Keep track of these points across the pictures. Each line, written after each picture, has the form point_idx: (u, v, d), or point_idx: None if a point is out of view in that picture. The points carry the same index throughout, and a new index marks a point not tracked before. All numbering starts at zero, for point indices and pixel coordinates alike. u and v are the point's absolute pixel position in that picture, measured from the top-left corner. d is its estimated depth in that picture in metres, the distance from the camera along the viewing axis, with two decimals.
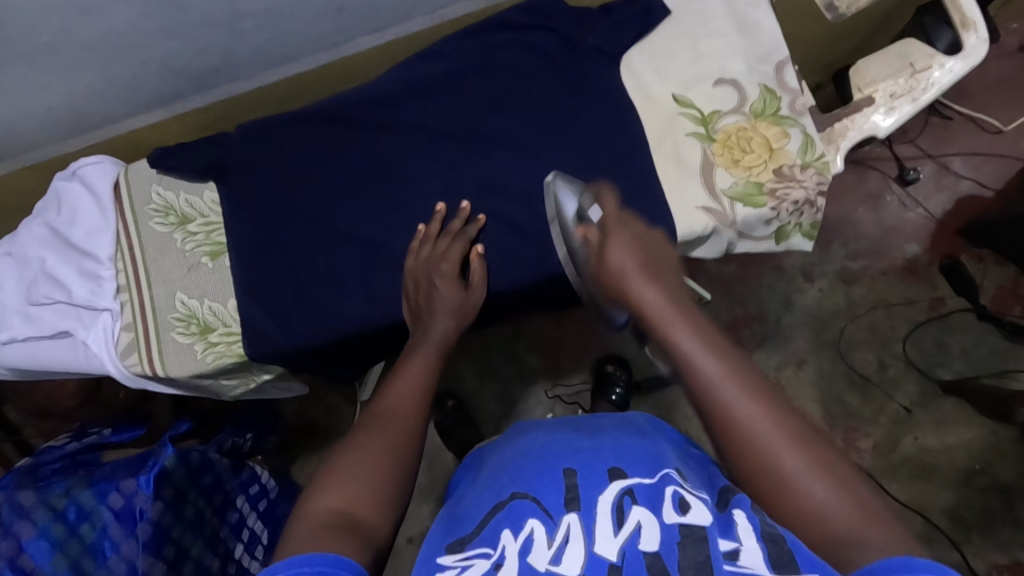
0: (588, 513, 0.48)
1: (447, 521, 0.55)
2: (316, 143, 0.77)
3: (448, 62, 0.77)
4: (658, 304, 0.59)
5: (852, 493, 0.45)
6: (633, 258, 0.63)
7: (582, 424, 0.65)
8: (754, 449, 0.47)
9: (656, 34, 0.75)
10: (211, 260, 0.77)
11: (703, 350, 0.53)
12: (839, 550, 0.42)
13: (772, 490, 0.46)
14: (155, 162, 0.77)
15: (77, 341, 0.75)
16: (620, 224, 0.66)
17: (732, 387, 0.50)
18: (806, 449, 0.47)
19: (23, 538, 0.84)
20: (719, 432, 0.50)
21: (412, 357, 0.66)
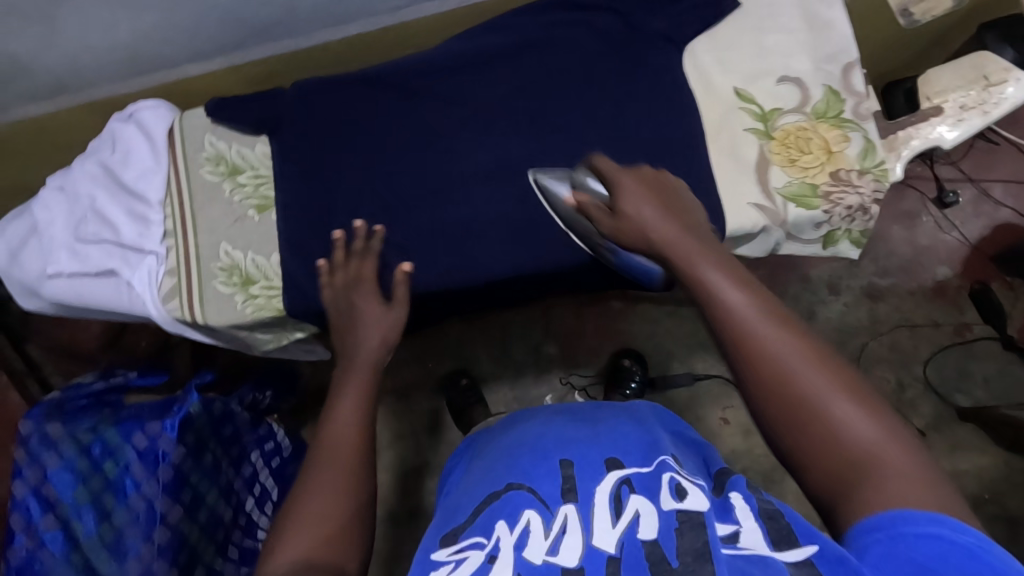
0: (584, 504, 0.52)
1: (442, 516, 0.60)
2: (366, 107, 0.77)
3: (507, 37, 0.76)
4: (677, 237, 0.56)
5: (880, 415, 0.43)
6: (645, 202, 0.60)
7: (577, 412, 0.69)
8: (782, 370, 0.45)
9: (724, 24, 0.74)
10: (257, 213, 0.77)
11: (733, 284, 0.50)
12: (870, 486, 0.41)
13: (799, 412, 0.44)
14: (211, 111, 0.78)
15: (121, 281, 0.77)
16: (625, 176, 0.62)
17: (756, 307, 0.48)
18: (835, 370, 0.45)
19: (48, 467, 0.92)
20: (753, 370, 0.46)
21: (345, 381, 0.65)
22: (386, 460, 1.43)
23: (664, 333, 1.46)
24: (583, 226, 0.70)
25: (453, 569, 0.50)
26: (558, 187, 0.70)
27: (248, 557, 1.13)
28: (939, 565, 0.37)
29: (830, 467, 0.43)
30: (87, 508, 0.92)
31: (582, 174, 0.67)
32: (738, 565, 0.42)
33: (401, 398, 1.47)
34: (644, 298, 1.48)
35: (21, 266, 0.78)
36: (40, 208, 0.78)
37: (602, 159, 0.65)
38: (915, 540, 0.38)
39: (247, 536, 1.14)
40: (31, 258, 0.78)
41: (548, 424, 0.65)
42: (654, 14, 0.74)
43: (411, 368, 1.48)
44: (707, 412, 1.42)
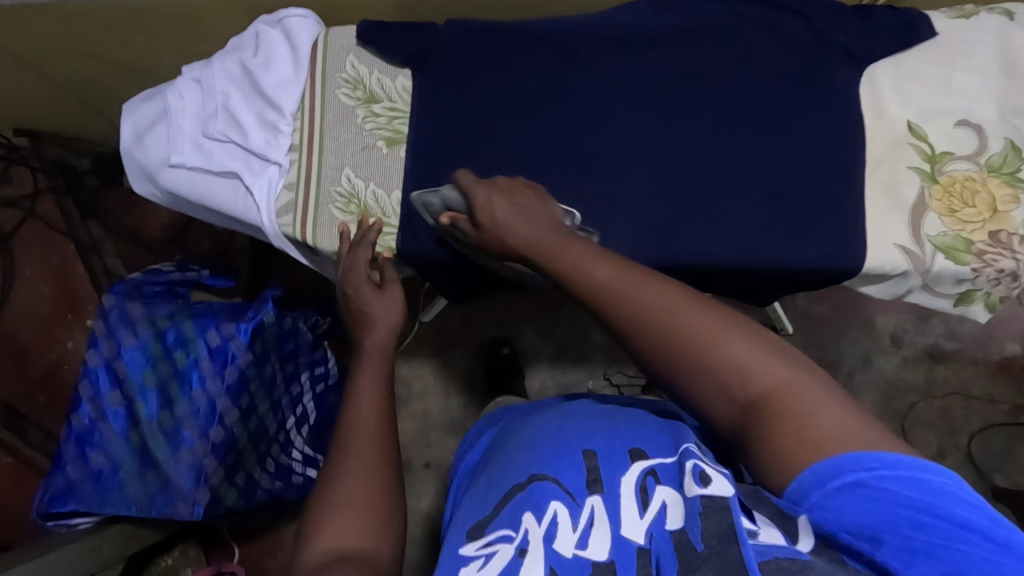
0: (612, 497, 0.48)
1: (473, 500, 0.53)
2: (517, 61, 0.75)
3: (678, 18, 0.73)
4: (538, 237, 0.57)
5: (757, 339, 0.44)
6: (507, 205, 0.60)
7: (605, 403, 0.61)
8: (665, 330, 0.46)
9: (914, 52, 0.70)
10: (386, 146, 0.76)
11: (597, 265, 0.51)
12: (770, 414, 0.41)
13: (694, 364, 0.44)
14: (362, 33, 0.76)
15: (240, 185, 0.76)
16: (478, 186, 0.63)
17: (626, 278, 0.49)
18: (706, 311, 0.46)
19: (123, 344, 0.95)
20: (634, 332, 0.47)
21: (360, 368, 0.59)
22: (412, 411, 1.44)
23: None
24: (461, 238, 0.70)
25: (481, 566, 0.46)
26: (431, 200, 0.70)
27: (282, 474, 1.12)
28: (890, 506, 0.37)
29: (737, 408, 0.43)
30: (152, 391, 0.96)
31: (448, 189, 0.69)
32: (759, 551, 0.38)
33: (440, 353, 1.47)
34: None
35: (145, 149, 0.78)
36: (174, 95, 0.77)
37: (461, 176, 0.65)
38: (863, 488, 0.37)
39: (283, 452, 1.12)
40: (157, 142, 0.77)
41: (567, 409, 0.59)
42: (841, 26, 0.70)
43: (455, 326, 1.48)
44: None
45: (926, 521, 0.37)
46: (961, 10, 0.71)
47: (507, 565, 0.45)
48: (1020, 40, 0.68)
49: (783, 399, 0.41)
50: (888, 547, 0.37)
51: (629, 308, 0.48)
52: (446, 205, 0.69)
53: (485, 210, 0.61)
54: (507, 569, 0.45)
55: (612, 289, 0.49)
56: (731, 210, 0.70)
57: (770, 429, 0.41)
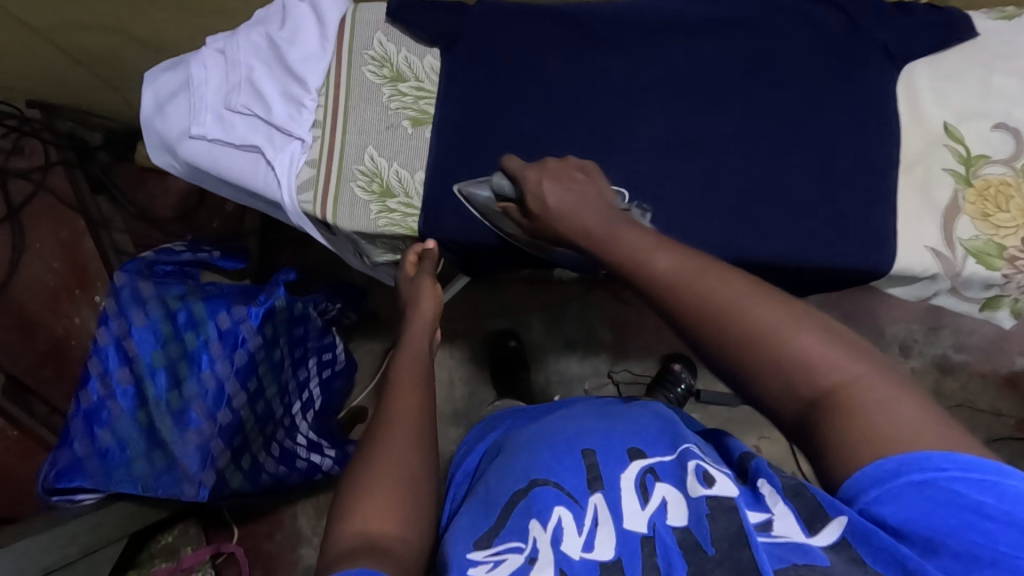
0: (612, 492, 0.47)
1: (480, 504, 0.51)
2: (548, 46, 0.73)
3: (714, 9, 0.72)
4: (593, 226, 0.56)
5: (825, 332, 0.43)
6: (561, 193, 0.59)
7: (600, 406, 0.61)
8: (725, 322, 0.45)
9: (954, 53, 0.68)
10: (411, 126, 0.75)
11: (661, 254, 0.50)
12: (835, 409, 0.40)
13: (757, 356, 0.43)
14: (391, 10, 0.75)
15: (262, 159, 0.75)
16: (530, 172, 0.61)
17: (689, 267, 0.48)
18: (775, 303, 0.44)
19: (133, 322, 0.94)
20: (697, 324, 0.46)
21: (399, 362, 0.60)
22: None
23: None
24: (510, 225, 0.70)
25: (490, 569, 0.43)
26: (478, 191, 0.69)
27: (287, 459, 1.11)
28: (946, 510, 0.36)
29: (802, 401, 0.42)
30: (161, 370, 0.95)
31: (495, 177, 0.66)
32: (775, 556, 0.38)
33: (446, 344, 1.46)
34: None
35: (166, 119, 0.77)
36: (197, 65, 0.76)
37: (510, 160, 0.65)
38: (918, 486, 0.37)
39: (288, 437, 1.11)
40: (178, 113, 0.76)
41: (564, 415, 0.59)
42: (879, 24, 0.69)
43: (463, 317, 1.47)
44: (742, 436, 1.39)
45: (988, 527, 0.35)
46: (1003, 13, 0.70)
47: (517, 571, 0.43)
48: None
49: (852, 395, 0.40)
50: (945, 555, 0.36)
51: (693, 299, 0.46)
52: (494, 194, 0.67)
53: (535, 196, 0.60)
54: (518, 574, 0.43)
55: (671, 277, 0.48)
56: (759, 209, 0.69)
57: (837, 425, 0.40)
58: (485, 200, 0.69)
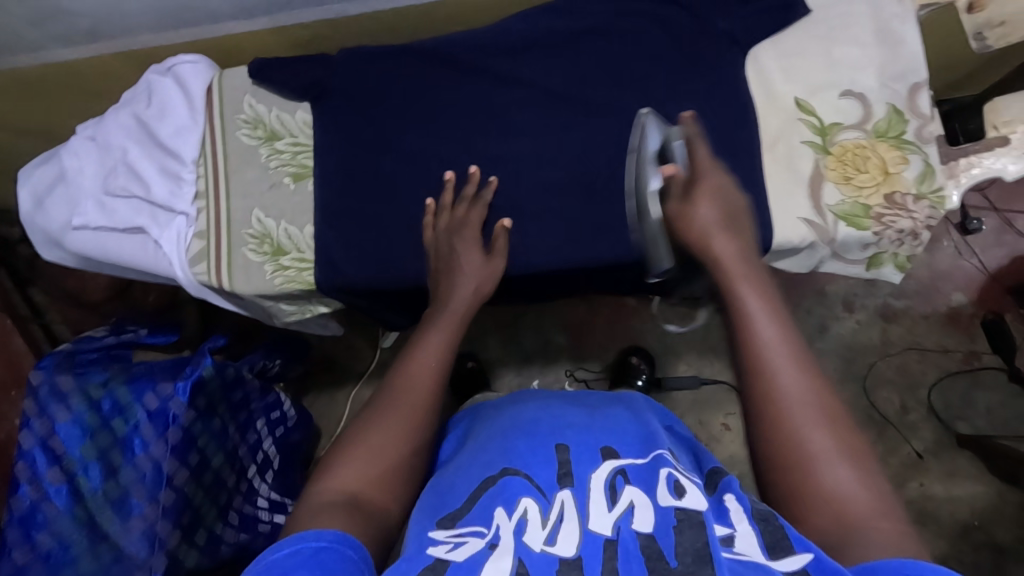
0: (580, 491, 0.52)
1: (435, 490, 0.57)
2: (414, 82, 0.74)
3: (566, 22, 0.74)
4: (735, 261, 0.60)
5: (869, 482, 0.49)
6: (716, 213, 0.63)
7: (571, 399, 0.69)
8: (788, 420, 0.51)
9: (792, 31, 0.71)
10: (293, 182, 0.75)
11: (769, 322, 0.55)
12: (850, 545, 0.46)
13: (798, 470, 0.50)
14: (254, 72, 0.75)
15: (149, 239, 0.75)
16: (711, 170, 0.64)
17: (786, 356, 0.53)
18: (841, 434, 0.51)
19: (58, 420, 0.91)
20: (762, 408, 0.53)
21: (430, 329, 0.66)
22: None
23: (676, 335, 1.45)
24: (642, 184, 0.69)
25: (450, 549, 0.48)
26: (648, 137, 0.69)
27: (248, 524, 1.10)
28: None
29: (819, 524, 0.48)
30: (93, 464, 0.92)
31: (674, 135, 0.67)
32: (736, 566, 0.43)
33: None
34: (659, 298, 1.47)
35: (46, 214, 0.76)
36: (69, 156, 0.76)
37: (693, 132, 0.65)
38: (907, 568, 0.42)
39: (248, 502, 1.12)
40: (57, 206, 0.76)
41: (540, 406, 0.65)
42: (723, 12, 0.71)
43: None
44: (708, 417, 1.41)
45: None
46: None
47: (476, 554, 0.47)
48: (890, 8, 0.69)
49: (856, 530, 0.47)
50: None
51: (776, 388, 0.53)
52: (660, 146, 0.69)
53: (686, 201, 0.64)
54: (475, 556, 0.47)
55: (771, 356, 0.54)
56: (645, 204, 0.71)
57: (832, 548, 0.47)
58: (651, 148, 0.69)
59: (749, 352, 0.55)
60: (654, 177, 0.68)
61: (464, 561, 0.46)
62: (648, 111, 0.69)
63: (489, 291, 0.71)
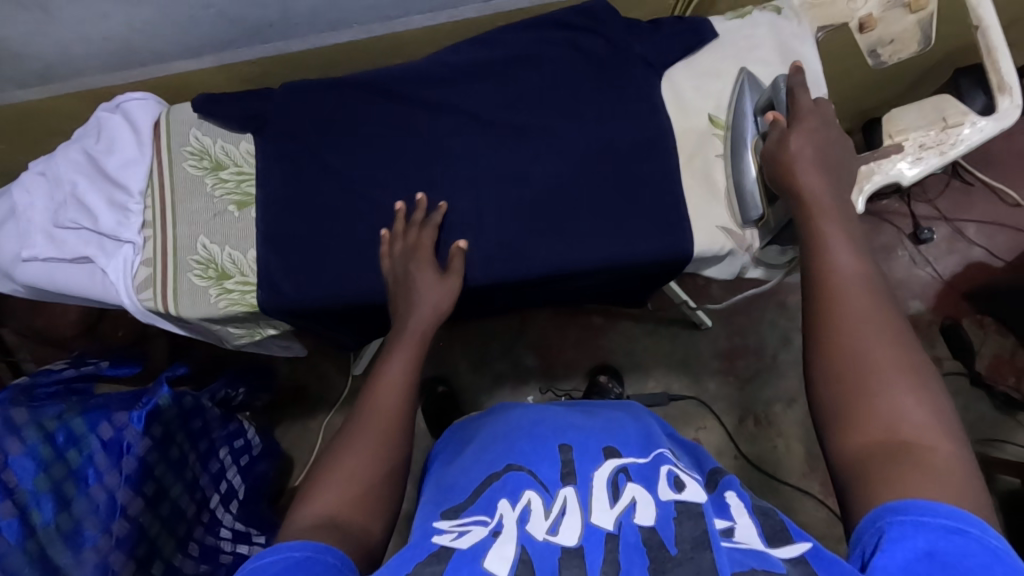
0: (583, 488, 0.54)
1: (438, 491, 0.60)
2: (356, 111, 0.79)
3: (495, 51, 0.79)
4: (822, 194, 0.60)
5: (937, 407, 0.47)
6: (808, 147, 0.63)
7: (580, 407, 0.69)
8: (854, 338, 0.50)
9: (702, 54, 0.77)
10: (237, 210, 0.78)
11: (848, 253, 0.55)
12: (905, 461, 0.44)
13: (857, 382, 0.48)
14: (198, 107, 0.79)
15: (97, 268, 0.77)
16: (812, 112, 0.65)
17: (861, 281, 0.53)
18: (909, 357, 0.49)
19: (10, 453, 0.86)
20: (828, 323, 0.52)
21: (394, 349, 0.66)
22: None
23: (642, 352, 1.47)
24: (743, 134, 0.71)
25: (455, 537, 0.51)
26: (745, 97, 0.72)
27: (210, 555, 1.11)
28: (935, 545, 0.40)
29: (874, 437, 0.46)
30: (47, 497, 0.87)
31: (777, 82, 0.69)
32: (736, 557, 0.44)
33: None
34: (626, 316, 1.49)
35: None
36: (21, 191, 0.78)
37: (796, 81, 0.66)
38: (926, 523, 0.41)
39: (210, 533, 1.12)
40: (9, 240, 0.78)
41: (543, 410, 0.67)
42: (638, 38, 0.77)
43: None
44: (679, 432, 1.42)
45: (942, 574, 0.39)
46: (739, 11, 0.78)
47: (480, 541, 0.49)
48: (789, 28, 0.76)
49: (916, 447, 0.45)
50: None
51: (845, 305, 0.52)
52: (757, 103, 0.72)
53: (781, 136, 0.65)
54: (480, 543, 0.49)
55: (848, 279, 0.54)
56: (577, 217, 0.74)
57: (888, 463, 0.44)
58: (755, 106, 0.72)
59: (821, 273, 0.55)
60: (753, 125, 0.71)
61: (469, 548, 0.48)
62: (744, 73, 0.73)
63: (448, 309, 0.72)
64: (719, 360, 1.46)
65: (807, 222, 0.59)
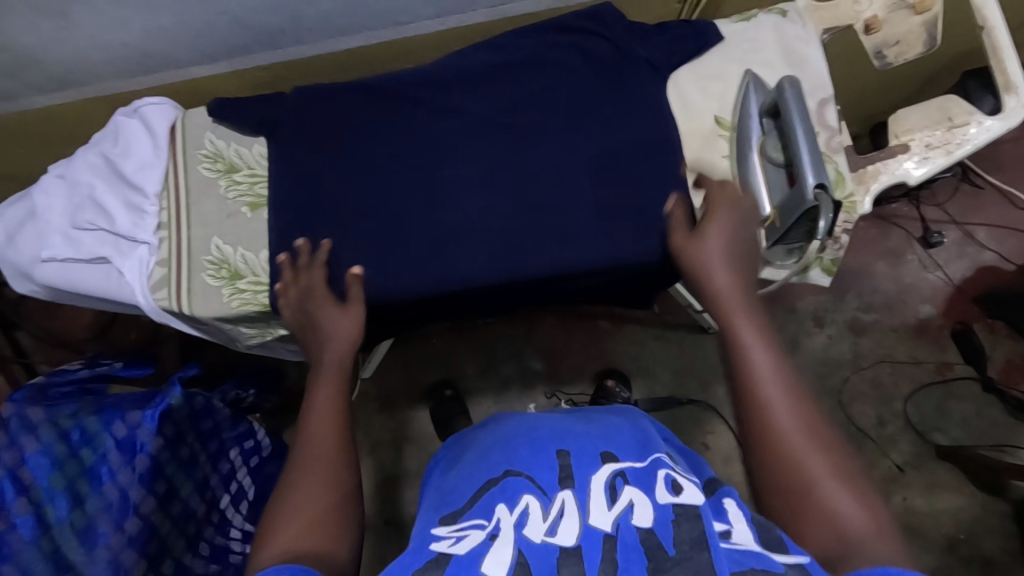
0: (581, 491, 0.54)
1: (438, 498, 0.62)
2: (366, 114, 0.80)
3: (502, 55, 0.80)
4: (731, 289, 0.64)
5: (861, 495, 0.50)
6: (726, 236, 0.67)
7: (580, 413, 0.70)
8: (782, 450, 0.52)
9: (707, 57, 0.78)
10: (250, 211, 0.80)
11: (759, 346, 0.58)
12: (848, 559, 0.47)
13: (791, 484, 0.51)
14: (213, 111, 0.81)
15: (113, 269, 0.79)
16: (725, 190, 0.69)
17: (773, 374, 0.56)
18: (828, 448, 0.52)
19: (26, 451, 0.90)
20: (754, 426, 0.54)
21: (317, 383, 0.67)
22: (366, 468, 1.42)
23: (649, 356, 1.47)
24: (747, 136, 0.72)
25: (452, 543, 0.52)
26: (750, 98, 0.73)
27: (218, 554, 1.11)
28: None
29: (820, 540, 0.49)
30: (61, 494, 0.91)
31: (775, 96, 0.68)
32: (734, 559, 0.45)
33: (385, 407, 1.46)
34: (634, 319, 1.49)
35: (17, 249, 0.80)
36: (40, 194, 0.80)
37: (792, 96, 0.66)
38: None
39: (219, 533, 1.13)
40: (27, 242, 0.80)
41: (541, 417, 0.67)
42: (644, 42, 0.78)
43: (400, 377, 1.48)
44: (688, 436, 1.42)
45: None
46: (743, 14, 0.79)
47: (477, 546, 0.51)
48: (792, 32, 0.76)
49: (852, 543, 0.48)
50: None
51: (765, 402, 0.54)
52: (761, 104, 0.72)
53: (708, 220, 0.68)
54: (477, 548, 0.50)
55: (761, 374, 0.56)
56: (581, 219, 0.75)
57: (836, 565, 0.47)
58: (760, 107, 0.73)
59: (737, 373, 0.57)
60: (754, 130, 0.72)
61: (466, 553, 0.50)
62: (750, 74, 0.74)
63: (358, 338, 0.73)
64: None
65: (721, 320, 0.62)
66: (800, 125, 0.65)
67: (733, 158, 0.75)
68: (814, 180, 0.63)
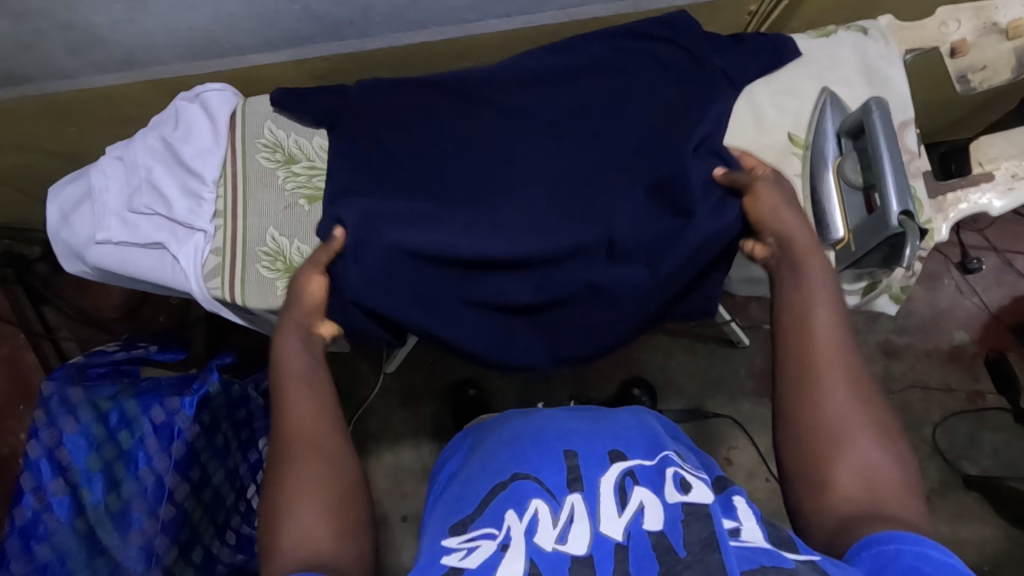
0: (591, 495, 0.54)
1: (449, 502, 0.59)
2: (426, 110, 0.79)
3: (570, 58, 0.78)
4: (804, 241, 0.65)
5: (900, 462, 0.52)
6: (787, 201, 0.68)
7: (583, 409, 0.69)
8: (824, 405, 0.55)
9: (782, 73, 0.76)
10: (308, 204, 0.79)
11: (825, 310, 0.59)
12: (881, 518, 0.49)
13: (829, 442, 0.53)
14: (276, 100, 0.80)
15: (168, 254, 0.78)
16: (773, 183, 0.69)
17: (832, 336, 0.58)
18: (874, 419, 0.54)
19: (64, 432, 0.91)
20: (806, 381, 0.56)
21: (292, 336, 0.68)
22: (385, 463, 1.41)
23: (677, 366, 1.44)
24: (824, 158, 0.71)
25: (464, 556, 0.50)
26: (827, 119, 0.72)
27: (243, 545, 1.10)
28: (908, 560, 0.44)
29: (853, 498, 0.51)
30: (98, 476, 0.92)
31: (861, 114, 0.67)
32: (744, 559, 0.45)
33: (407, 403, 1.45)
34: (662, 330, 1.47)
35: (71, 229, 0.80)
36: (97, 174, 0.80)
37: (879, 116, 0.65)
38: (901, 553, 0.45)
39: (245, 523, 1.11)
40: (82, 221, 0.79)
41: (547, 415, 0.66)
42: (718, 52, 0.76)
43: (421, 374, 1.46)
44: (712, 450, 1.40)
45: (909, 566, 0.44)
46: (822, 30, 0.77)
47: (489, 558, 0.49)
48: (876, 50, 0.75)
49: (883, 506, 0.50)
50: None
51: (818, 363, 0.57)
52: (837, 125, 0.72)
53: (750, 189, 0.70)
54: (489, 560, 0.49)
55: (825, 332, 0.58)
56: (640, 228, 0.74)
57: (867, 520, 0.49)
58: (838, 126, 0.72)
59: (799, 325, 0.59)
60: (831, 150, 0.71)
61: (478, 567, 0.48)
62: (827, 94, 0.73)
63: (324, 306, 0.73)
64: (753, 380, 1.44)
65: (791, 266, 0.64)
66: (887, 147, 0.64)
67: (805, 176, 0.73)
68: (898, 207, 0.62)
